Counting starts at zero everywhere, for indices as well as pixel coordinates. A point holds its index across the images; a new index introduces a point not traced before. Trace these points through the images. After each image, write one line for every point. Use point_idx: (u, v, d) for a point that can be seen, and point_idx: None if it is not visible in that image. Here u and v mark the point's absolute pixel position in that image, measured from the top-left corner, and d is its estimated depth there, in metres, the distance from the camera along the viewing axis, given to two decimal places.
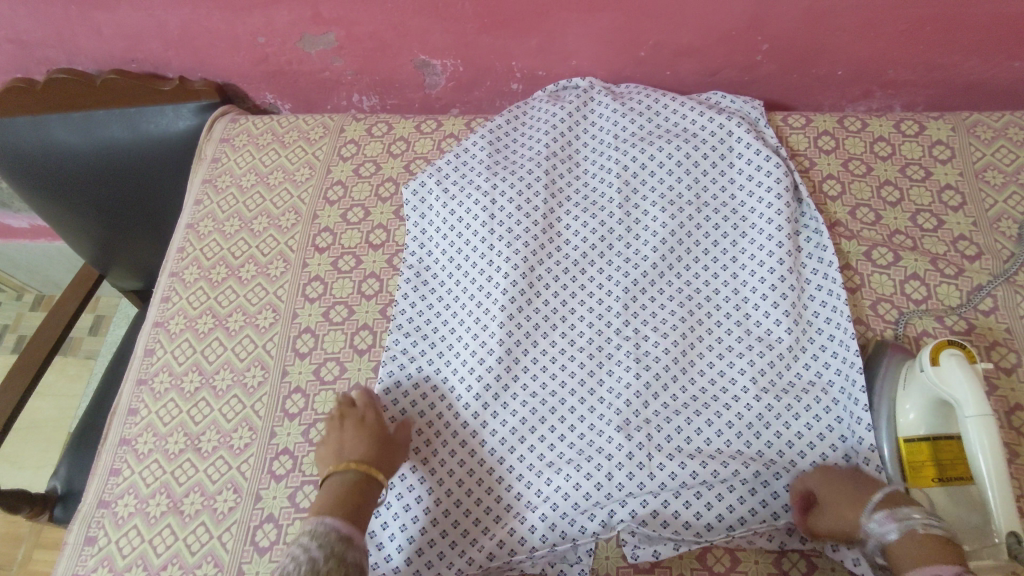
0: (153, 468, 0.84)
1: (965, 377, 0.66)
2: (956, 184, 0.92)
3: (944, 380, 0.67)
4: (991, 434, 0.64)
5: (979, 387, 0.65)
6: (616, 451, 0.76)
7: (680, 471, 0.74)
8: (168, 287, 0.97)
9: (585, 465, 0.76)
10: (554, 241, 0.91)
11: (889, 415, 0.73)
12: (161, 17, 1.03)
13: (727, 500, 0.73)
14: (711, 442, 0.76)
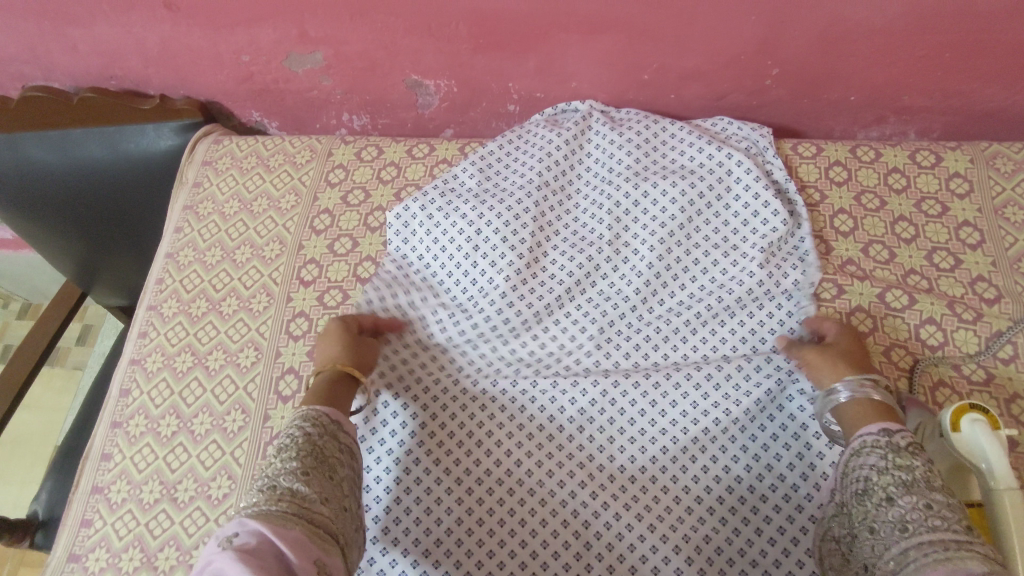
0: (126, 519, 0.79)
1: (992, 445, 0.62)
2: (974, 220, 0.87)
3: (969, 447, 0.63)
4: (1021, 509, 0.58)
5: (1008, 457, 0.61)
6: (600, 517, 0.74)
7: (662, 543, 0.72)
8: (145, 321, 0.93)
9: (568, 532, 0.74)
10: (538, 274, 0.86)
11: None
12: (140, 34, 0.98)
13: (709, 572, 0.71)
14: (695, 509, 0.74)
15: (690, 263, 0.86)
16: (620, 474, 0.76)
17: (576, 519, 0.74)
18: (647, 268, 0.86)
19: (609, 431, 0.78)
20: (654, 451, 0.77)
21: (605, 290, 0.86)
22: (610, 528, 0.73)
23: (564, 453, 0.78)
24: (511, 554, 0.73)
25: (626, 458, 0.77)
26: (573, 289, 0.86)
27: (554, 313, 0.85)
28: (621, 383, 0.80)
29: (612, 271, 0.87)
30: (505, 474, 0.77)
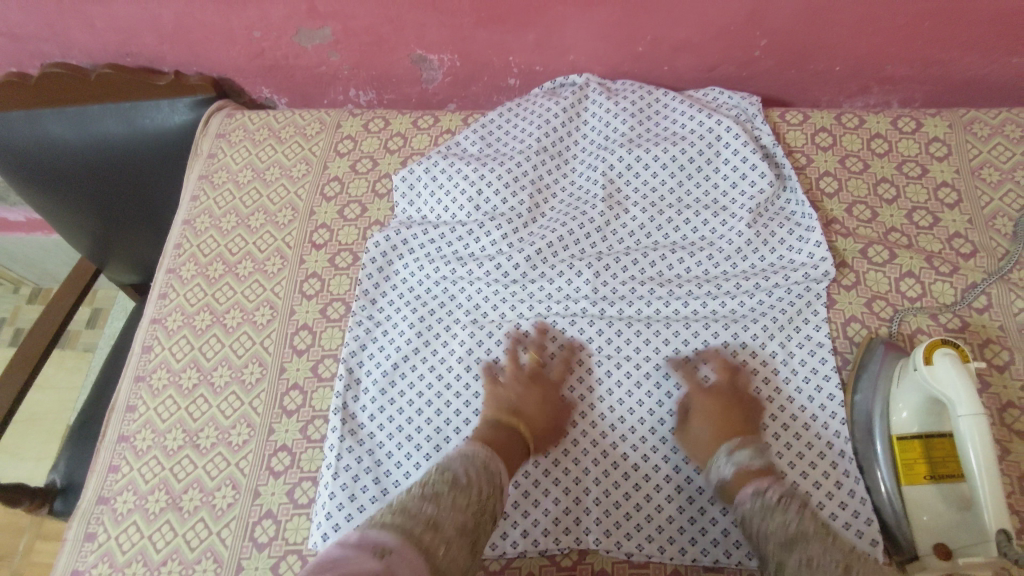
0: (152, 465, 0.84)
1: (961, 378, 0.66)
2: (952, 182, 0.92)
3: (941, 380, 0.67)
4: (983, 433, 0.63)
5: (975, 388, 0.65)
6: (596, 452, 0.78)
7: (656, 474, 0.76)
8: (164, 284, 0.97)
9: (567, 464, 0.78)
10: (536, 232, 0.91)
11: (887, 413, 0.73)
12: (155, 10, 1.03)
13: (699, 501, 0.75)
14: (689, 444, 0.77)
15: (682, 222, 0.91)
16: (619, 411, 0.80)
17: (575, 454, 0.78)
18: (640, 228, 0.91)
19: (609, 372, 0.82)
20: (649, 391, 0.81)
21: (601, 246, 0.90)
22: (607, 462, 0.77)
23: (566, 393, 0.82)
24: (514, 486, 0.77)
25: (624, 395, 0.81)
26: (571, 245, 0.90)
27: (553, 266, 0.89)
28: (618, 329, 0.85)
29: (607, 229, 0.91)
30: None
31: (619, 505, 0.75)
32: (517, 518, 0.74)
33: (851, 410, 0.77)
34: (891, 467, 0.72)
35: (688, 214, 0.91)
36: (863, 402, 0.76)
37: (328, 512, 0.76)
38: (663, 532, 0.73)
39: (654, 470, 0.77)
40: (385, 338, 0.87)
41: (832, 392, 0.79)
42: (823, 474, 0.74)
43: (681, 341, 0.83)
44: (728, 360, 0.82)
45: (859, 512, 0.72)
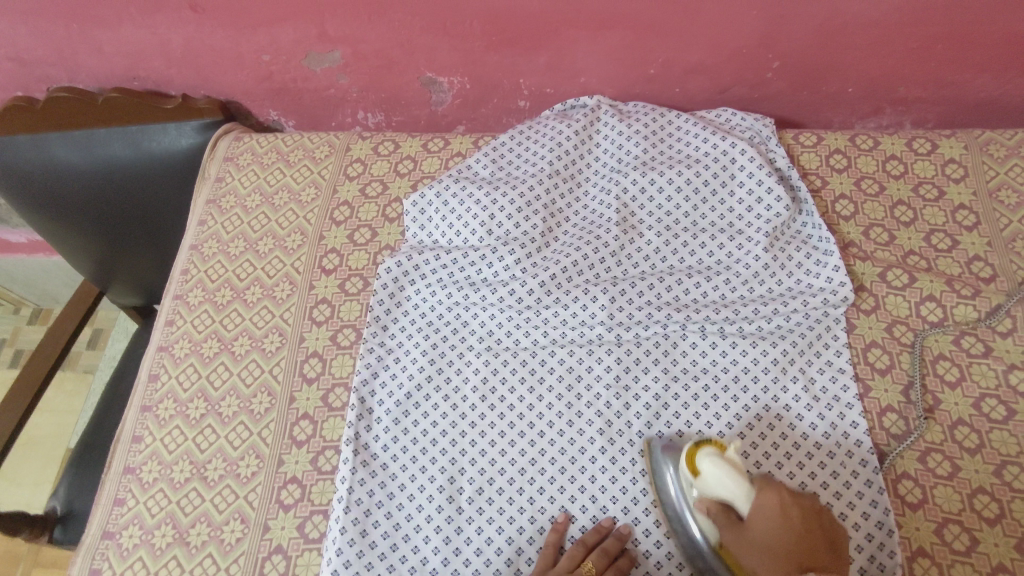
0: (158, 498, 0.82)
1: (727, 474, 0.67)
2: (970, 204, 0.91)
3: (714, 483, 0.67)
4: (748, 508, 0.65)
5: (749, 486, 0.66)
6: (616, 483, 0.77)
7: None
8: (171, 310, 0.95)
9: (585, 496, 0.76)
10: (549, 256, 0.90)
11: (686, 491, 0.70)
12: (165, 35, 1.02)
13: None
14: None
15: (698, 246, 0.89)
16: (638, 440, 0.79)
17: (593, 485, 0.77)
18: (655, 252, 0.90)
19: (627, 400, 0.81)
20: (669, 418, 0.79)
21: (616, 271, 0.89)
22: (626, 492, 0.76)
23: (584, 421, 0.80)
24: (531, 519, 0.76)
25: (642, 424, 0.79)
26: (585, 270, 0.89)
27: (569, 292, 0.87)
28: (635, 355, 0.83)
29: (623, 253, 0.90)
30: (525, 446, 0.80)
31: (638, 538, 0.74)
32: (532, 554, 0.74)
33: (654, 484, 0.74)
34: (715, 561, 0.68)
35: (705, 236, 0.90)
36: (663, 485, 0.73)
37: (339, 548, 0.74)
38: (684, 566, 0.72)
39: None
40: (398, 365, 0.86)
41: (854, 418, 0.77)
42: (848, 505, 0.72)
43: (698, 367, 0.82)
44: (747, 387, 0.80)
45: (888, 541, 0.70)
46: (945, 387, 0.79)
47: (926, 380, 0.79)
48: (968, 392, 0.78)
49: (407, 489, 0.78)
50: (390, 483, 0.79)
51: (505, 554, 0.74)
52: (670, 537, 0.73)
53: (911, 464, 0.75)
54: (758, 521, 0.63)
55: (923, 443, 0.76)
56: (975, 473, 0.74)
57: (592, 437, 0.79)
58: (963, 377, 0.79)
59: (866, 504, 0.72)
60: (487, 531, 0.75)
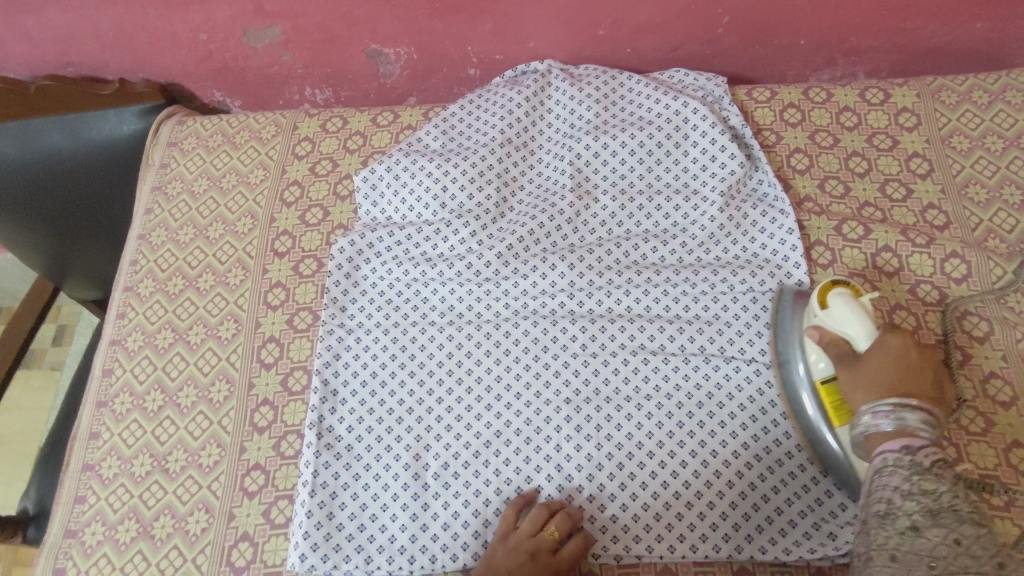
0: (120, 493, 0.81)
1: (852, 308, 0.69)
2: (923, 152, 0.91)
3: (840, 318, 0.69)
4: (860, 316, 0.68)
5: (885, 334, 0.67)
6: (582, 451, 0.76)
7: (641, 470, 0.75)
8: (122, 302, 0.93)
9: (550, 465, 0.76)
10: (505, 227, 0.88)
11: (806, 349, 0.73)
12: (94, 17, 0.99)
13: (686, 496, 0.73)
14: (676, 434, 0.76)
15: (656, 210, 0.88)
16: (603, 406, 0.78)
17: (559, 454, 0.76)
18: (611, 217, 0.89)
19: (594, 367, 0.80)
20: (634, 383, 0.79)
21: (574, 239, 0.88)
22: (592, 460, 0.76)
23: (550, 391, 0.80)
24: (497, 491, 0.76)
25: (608, 391, 0.79)
26: (542, 238, 0.88)
27: (530, 264, 0.86)
28: (599, 323, 0.82)
29: (581, 220, 0.89)
30: (489, 420, 0.79)
31: (606, 505, 0.74)
32: (499, 525, 0.74)
33: (778, 342, 0.77)
34: (817, 408, 0.71)
35: (662, 200, 0.89)
36: (787, 335, 0.76)
37: (305, 531, 0.74)
38: (648, 529, 0.72)
39: (639, 468, 0.75)
40: (358, 346, 0.84)
41: None
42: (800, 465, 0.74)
43: (662, 330, 0.81)
44: (711, 351, 0.80)
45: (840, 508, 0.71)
46: None
47: None
48: (924, 339, 0.79)
49: (372, 469, 0.78)
50: (355, 463, 0.78)
51: (473, 527, 0.74)
52: (635, 501, 0.74)
53: None
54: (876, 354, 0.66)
55: None
56: None
57: (558, 407, 0.79)
58: (919, 325, 0.80)
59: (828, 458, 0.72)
60: (454, 507, 0.75)
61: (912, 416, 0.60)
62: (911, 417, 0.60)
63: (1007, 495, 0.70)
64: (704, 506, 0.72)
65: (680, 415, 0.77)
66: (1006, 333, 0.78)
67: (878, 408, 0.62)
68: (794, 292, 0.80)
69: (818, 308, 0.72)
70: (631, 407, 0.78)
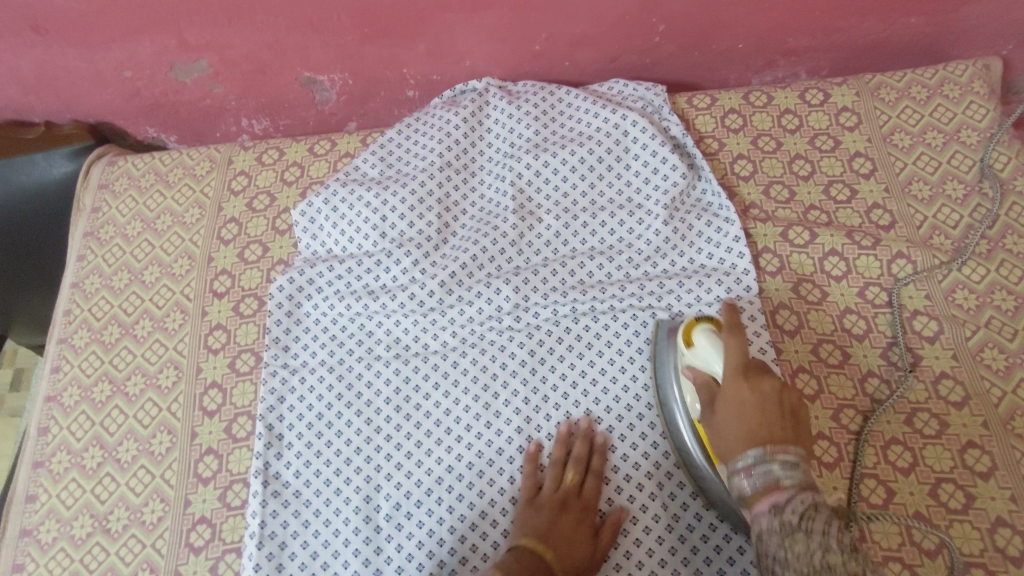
0: (60, 558, 0.77)
1: (712, 345, 0.67)
2: (865, 151, 0.90)
3: (702, 354, 0.68)
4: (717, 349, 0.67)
5: (732, 360, 0.65)
6: None
7: (596, 495, 0.73)
8: (57, 356, 0.90)
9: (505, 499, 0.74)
10: (448, 253, 0.86)
11: (681, 387, 0.70)
12: (11, 60, 0.95)
13: (642, 521, 0.71)
14: (630, 457, 0.75)
15: (601, 227, 0.87)
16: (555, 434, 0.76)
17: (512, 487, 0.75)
18: (555, 237, 0.87)
19: (544, 395, 0.78)
20: (586, 408, 0.77)
21: (520, 263, 0.86)
22: None
23: (502, 422, 0.78)
24: (452, 529, 0.73)
25: (561, 418, 0.77)
26: (486, 263, 0.85)
27: (477, 291, 0.83)
28: (548, 347, 0.80)
29: (527, 243, 0.87)
30: (440, 456, 0.77)
31: None
32: (454, 564, 0.71)
33: (658, 369, 0.75)
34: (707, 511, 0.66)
35: (606, 215, 0.87)
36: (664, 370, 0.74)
37: None
38: (608, 560, 0.70)
39: (598, 496, 0.73)
40: (302, 387, 0.82)
41: (770, 363, 0.76)
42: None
43: (612, 349, 0.80)
44: None
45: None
46: (852, 341, 0.78)
47: (834, 336, 0.79)
48: (875, 343, 0.78)
49: (322, 515, 0.75)
50: (304, 510, 0.76)
51: (427, 569, 0.72)
52: (591, 528, 0.72)
53: (825, 423, 0.74)
54: (725, 406, 0.63)
55: (836, 401, 0.75)
56: (888, 424, 0.73)
57: (510, 438, 0.77)
58: (869, 328, 0.79)
59: None
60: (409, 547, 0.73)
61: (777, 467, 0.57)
62: (775, 468, 0.57)
63: (965, 498, 0.69)
64: (661, 530, 0.71)
65: (633, 437, 0.76)
66: (955, 332, 0.77)
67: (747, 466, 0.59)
68: (671, 323, 0.77)
69: (682, 345, 0.70)
70: (584, 433, 0.76)
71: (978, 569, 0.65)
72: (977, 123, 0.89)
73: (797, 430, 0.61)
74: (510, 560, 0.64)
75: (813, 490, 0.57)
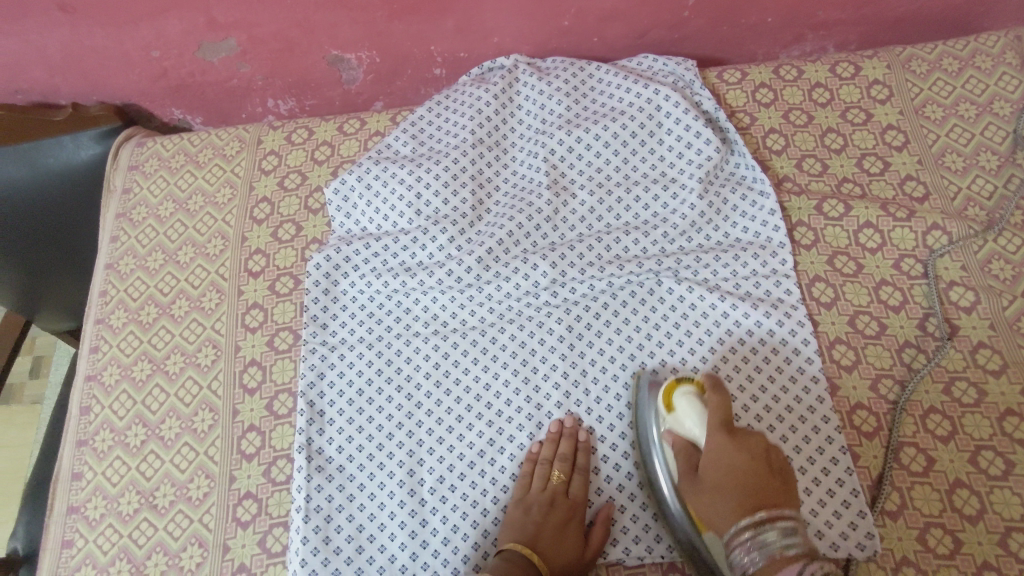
0: (108, 534, 0.78)
1: (694, 407, 0.68)
2: (898, 123, 0.90)
3: (684, 418, 0.68)
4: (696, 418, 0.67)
5: (714, 423, 0.66)
6: None
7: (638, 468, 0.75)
8: (95, 336, 0.90)
9: None
10: (484, 229, 0.87)
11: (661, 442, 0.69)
12: (39, 41, 0.95)
13: None
14: None
15: (636, 202, 0.87)
16: (595, 407, 0.78)
17: None
18: (590, 213, 0.87)
19: (583, 368, 0.79)
20: (625, 381, 0.78)
21: (556, 238, 0.86)
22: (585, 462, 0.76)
23: (542, 395, 0.79)
24: (495, 500, 0.75)
25: (601, 391, 0.78)
26: (522, 239, 0.86)
27: (514, 267, 0.84)
28: (586, 321, 0.81)
29: (562, 219, 0.87)
30: (482, 430, 0.78)
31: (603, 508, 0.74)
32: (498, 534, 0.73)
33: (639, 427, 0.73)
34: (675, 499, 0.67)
35: (641, 189, 0.87)
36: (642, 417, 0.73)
37: (302, 559, 0.72)
38: (626, 531, 0.72)
39: (635, 466, 0.75)
40: (342, 364, 0.82)
41: (806, 337, 0.77)
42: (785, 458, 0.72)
43: (650, 323, 0.80)
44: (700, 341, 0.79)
45: (840, 515, 0.69)
46: (889, 312, 0.79)
47: (870, 308, 0.79)
48: (912, 314, 0.78)
49: (366, 489, 0.76)
50: (349, 483, 0.77)
51: (472, 539, 0.73)
52: (633, 500, 0.73)
53: (864, 394, 0.75)
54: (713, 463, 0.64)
55: (873, 371, 0.76)
56: (926, 394, 0.74)
57: (551, 412, 0.78)
58: (905, 300, 0.79)
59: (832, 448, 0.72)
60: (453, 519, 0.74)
61: (773, 535, 0.57)
62: (775, 535, 0.57)
63: (1005, 465, 0.70)
64: None
65: None
66: (992, 302, 0.78)
67: (742, 538, 0.59)
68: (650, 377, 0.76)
69: (665, 409, 0.70)
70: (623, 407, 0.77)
71: (1019, 533, 0.67)
72: (1009, 94, 0.89)
73: (785, 485, 0.63)
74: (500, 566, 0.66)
75: (814, 555, 0.57)
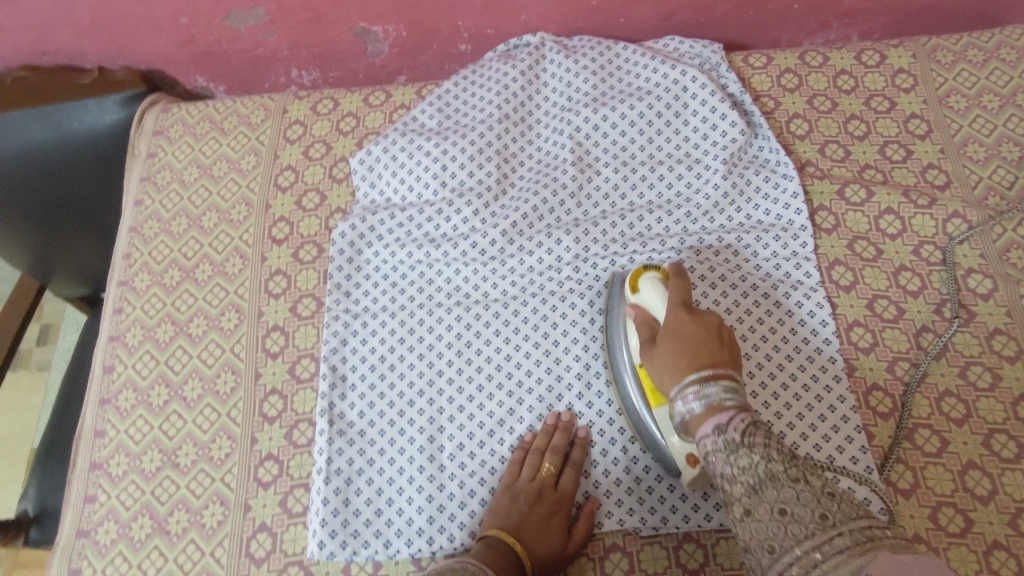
0: (131, 490, 0.80)
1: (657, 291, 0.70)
2: (921, 112, 0.91)
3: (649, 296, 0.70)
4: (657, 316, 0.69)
5: (672, 300, 0.67)
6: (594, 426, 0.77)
7: None
8: (118, 298, 0.91)
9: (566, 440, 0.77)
10: (508, 203, 0.87)
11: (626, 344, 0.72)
12: (69, 4, 0.95)
13: None
14: None
15: (660, 181, 0.88)
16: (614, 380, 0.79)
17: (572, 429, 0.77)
18: (614, 190, 0.88)
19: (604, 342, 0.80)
20: None
21: (579, 214, 0.87)
22: (603, 433, 0.77)
23: (563, 367, 0.80)
24: None
25: None
26: (546, 214, 0.87)
27: (538, 240, 0.85)
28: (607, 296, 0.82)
29: (585, 195, 0.88)
30: (503, 400, 0.79)
31: (620, 479, 0.75)
32: None
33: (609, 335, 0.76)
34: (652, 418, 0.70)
35: (665, 169, 0.88)
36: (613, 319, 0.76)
37: (323, 519, 0.74)
38: (642, 501, 0.73)
39: None
40: (365, 331, 0.83)
41: (824, 318, 0.78)
42: (802, 435, 0.73)
43: None
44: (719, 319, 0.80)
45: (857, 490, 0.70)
46: (907, 297, 0.80)
47: (889, 292, 0.80)
48: (929, 299, 0.80)
49: (386, 453, 0.77)
50: (370, 448, 0.78)
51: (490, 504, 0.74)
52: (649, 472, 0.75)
53: (880, 375, 0.76)
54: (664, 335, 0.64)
55: (890, 353, 0.77)
56: (941, 377, 0.75)
57: (571, 384, 0.79)
58: (924, 285, 0.80)
59: (849, 426, 0.73)
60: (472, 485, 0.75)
61: (713, 386, 0.56)
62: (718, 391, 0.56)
63: (1017, 447, 0.71)
64: None
65: None
66: (1009, 289, 0.79)
67: (685, 392, 0.57)
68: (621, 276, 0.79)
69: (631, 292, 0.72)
70: None
71: None
72: None
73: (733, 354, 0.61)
74: (483, 551, 0.67)
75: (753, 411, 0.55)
